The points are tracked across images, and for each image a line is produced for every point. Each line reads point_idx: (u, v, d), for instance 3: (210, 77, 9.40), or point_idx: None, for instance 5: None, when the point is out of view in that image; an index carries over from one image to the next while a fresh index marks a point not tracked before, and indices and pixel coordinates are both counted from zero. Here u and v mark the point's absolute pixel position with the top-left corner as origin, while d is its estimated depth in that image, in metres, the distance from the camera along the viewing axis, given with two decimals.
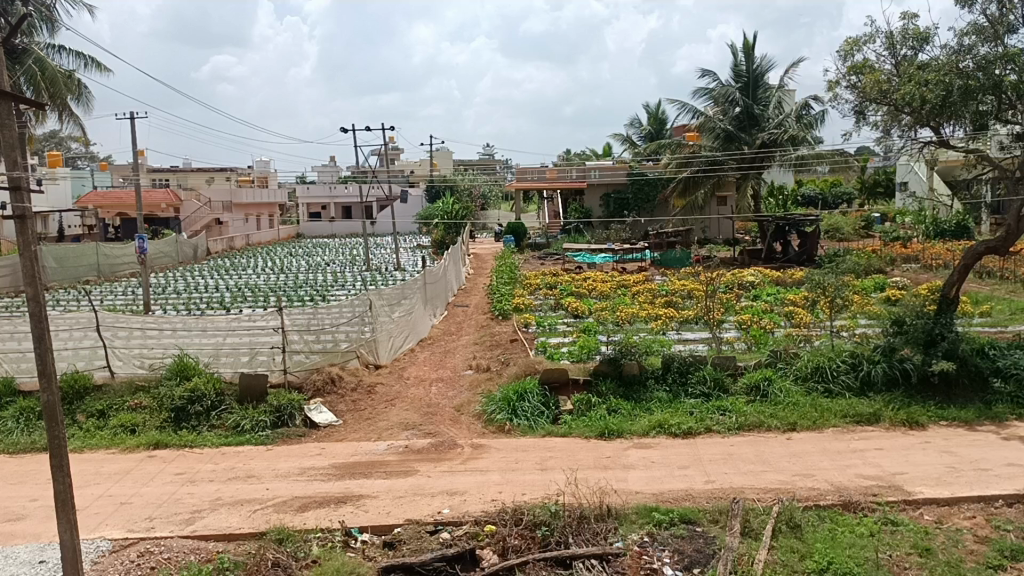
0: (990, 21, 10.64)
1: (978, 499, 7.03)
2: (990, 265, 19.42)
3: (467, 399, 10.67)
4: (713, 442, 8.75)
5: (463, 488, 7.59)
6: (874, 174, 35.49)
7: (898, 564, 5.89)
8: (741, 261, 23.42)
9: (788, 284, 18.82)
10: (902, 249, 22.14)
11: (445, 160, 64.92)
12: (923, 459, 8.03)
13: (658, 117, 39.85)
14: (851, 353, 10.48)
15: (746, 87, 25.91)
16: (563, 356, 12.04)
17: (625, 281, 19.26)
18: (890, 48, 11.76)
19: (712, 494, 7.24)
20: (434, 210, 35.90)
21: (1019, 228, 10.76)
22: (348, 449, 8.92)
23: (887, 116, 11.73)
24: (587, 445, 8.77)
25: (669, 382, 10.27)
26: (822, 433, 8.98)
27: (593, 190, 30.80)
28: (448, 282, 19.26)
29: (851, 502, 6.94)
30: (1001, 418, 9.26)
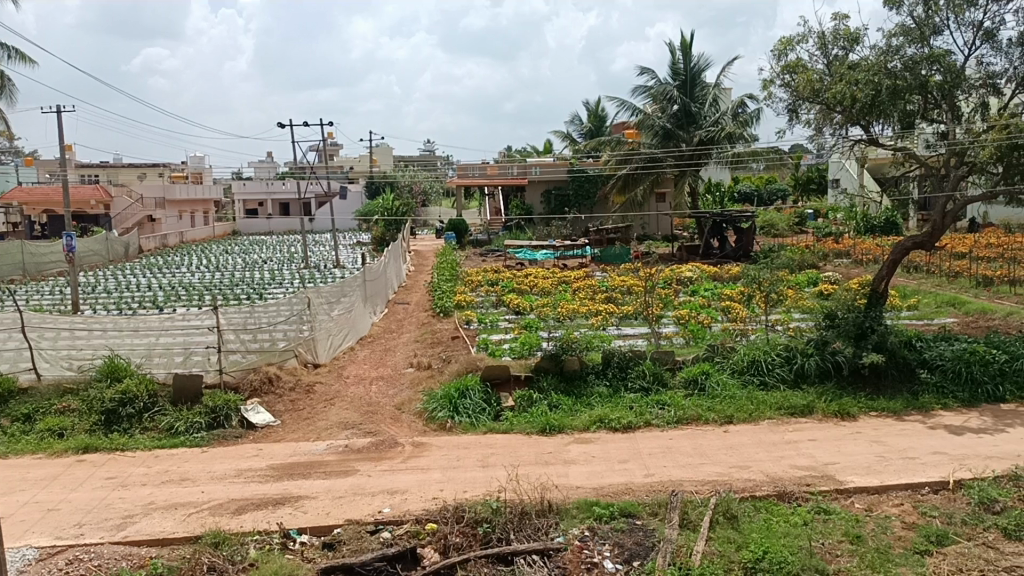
0: (917, 22, 10.98)
1: (907, 486, 7.25)
2: (917, 260, 20.07)
3: (408, 397, 10.59)
4: (652, 436, 8.84)
5: (404, 487, 7.53)
6: (807, 170, 36.25)
7: (830, 551, 6.02)
8: (679, 257, 23.82)
9: (725, 280, 19.16)
10: (834, 245, 22.70)
11: (385, 156, 64.34)
12: (854, 449, 8.23)
13: (597, 115, 40.14)
14: (785, 347, 10.71)
15: (684, 85, 26.20)
16: (504, 353, 12.07)
17: (566, 277, 19.35)
18: (822, 48, 12.02)
19: (652, 488, 7.32)
20: (375, 207, 35.69)
21: (945, 224, 11.08)
22: (286, 450, 8.78)
23: (819, 114, 11.97)
24: (528, 441, 8.78)
25: (610, 377, 10.36)
26: (758, 425, 9.16)
27: (533, 186, 30.88)
28: (388, 280, 19.14)
29: (785, 492, 7.08)
30: (928, 408, 9.56)
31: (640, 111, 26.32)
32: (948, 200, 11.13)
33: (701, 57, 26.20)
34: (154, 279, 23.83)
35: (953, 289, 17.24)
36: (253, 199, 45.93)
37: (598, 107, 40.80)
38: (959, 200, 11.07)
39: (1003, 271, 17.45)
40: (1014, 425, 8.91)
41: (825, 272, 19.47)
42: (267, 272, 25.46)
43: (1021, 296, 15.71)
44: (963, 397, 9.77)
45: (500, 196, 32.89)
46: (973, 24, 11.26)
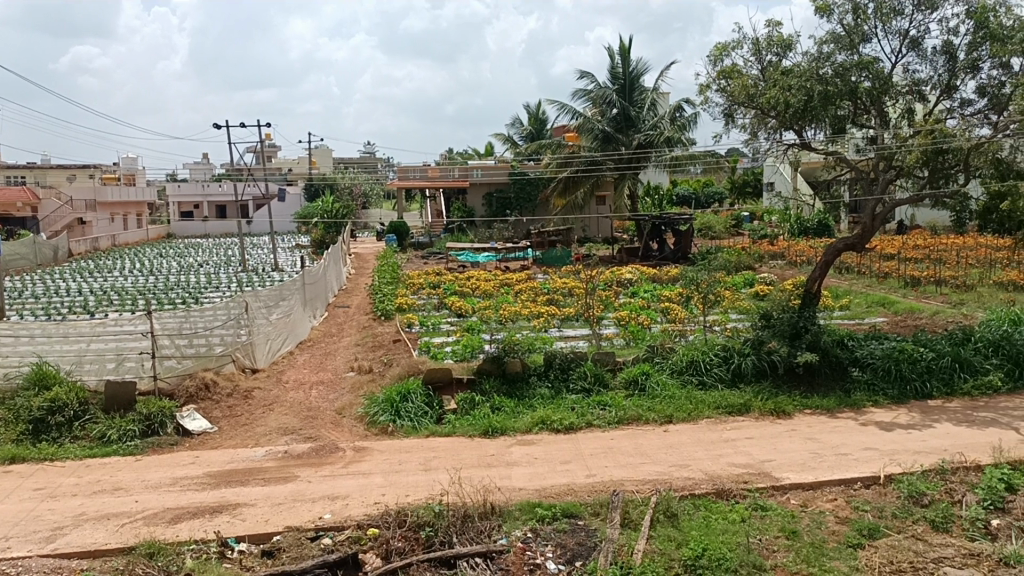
0: (847, 30, 11.30)
1: (840, 482, 7.44)
2: (848, 261, 20.62)
3: (349, 401, 10.49)
4: (594, 436, 8.93)
5: (345, 492, 7.46)
6: (743, 174, 36.97)
7: (767, 547, 6.15)
8: (619, 259, 24.11)
9: (664, 281, 19.42)
10: (769, 247, 23.24)
11: (325, 158, 63.62)
12: (789, 447, 8.42)
13: (538, 118, 40.35)
14: (723, 347, 10.90)
15: (623, 89, 26.51)
16: (446, 356, 12.04)
17: (507, 279, 19.38)
18: (756, 54, 12.29)
19: (593, 488, 7.38)
20: (314, 209, 35.27)
21: (874, 226, 11.41)
22: (224, 456, 8.62)
23: (754, 119, 12.22)
24: (470, 444, 8.77)
25: (551, 378, 10.41)
26: (697, 424, 9.31)
27: (475, 189, 30.87)
28: (328, 283, 18.95)
29: (724, 490, 7.21)
30: (859, 405, 9.83)
31: (581, 115, 26.55)
32: (877, 204, 11.52)
33: (639, 61, 26.52)
34: (85, 284, 23.19)
35: (883, 289, 17.77)
36: (188, 202, 45.02)
37: (538, 110, 41.00)
38: (887, 203, 11.46)
39: (929, 272, 18.05)
40: (940, 420, 9.21)
41: (760, 273, 19.88)
42: (203, 275, 24.97)
43: (946, 296, 16.26)
44: (892, 395, 10.07)
45: (441, 199, 32.83)
46: (900, 33, 11.62)
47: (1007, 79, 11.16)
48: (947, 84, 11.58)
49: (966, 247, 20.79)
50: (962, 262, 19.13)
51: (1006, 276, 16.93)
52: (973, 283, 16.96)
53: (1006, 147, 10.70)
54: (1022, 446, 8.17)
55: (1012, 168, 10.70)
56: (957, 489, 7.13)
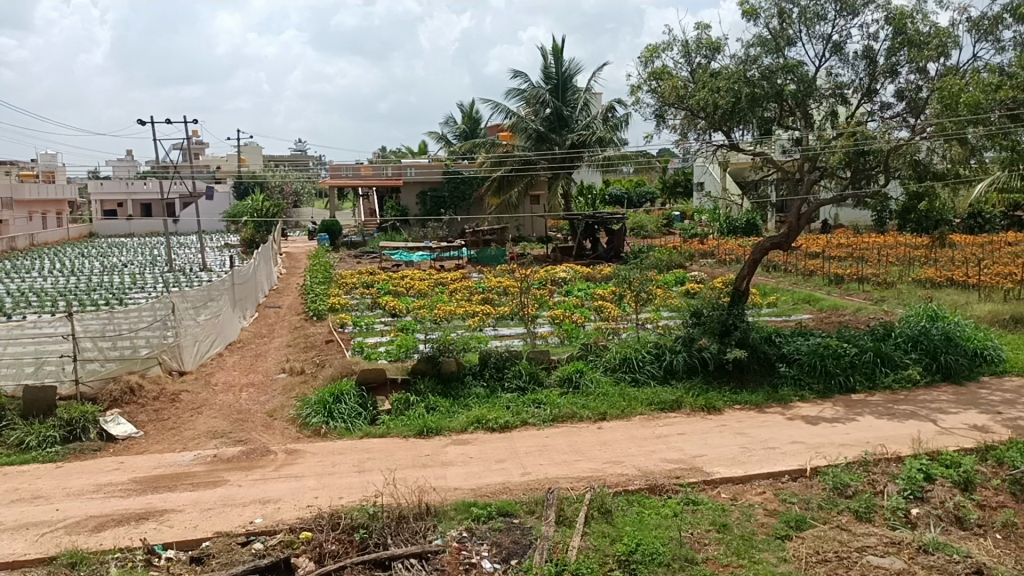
0: (773, 33, 11.56)
1: (768, 475, 7.61)
2: (775, 259, 21.15)
3: (281, 403, 10.30)
4: (529, 435, 8.95)
5: (277, 496, 7.33)
6: (674, 174, 37.55)
7: (699, 541, 6.25)
8: (553, 258, 24.15)
9: (598, 280, 19.60)
10: (699, 245, 23.67)
11: (254, 155, 62.44)
12: (720, 442, 8.59)
13: (472, 117, 40.33)
14: (655, 344, 11.06)
15: (556, 89, 26.64)
16: (380, 356, 11.94)
17: (442, 278, 19.30)
18: (686, 56, 12.48)
19: (529, 486, 7.40)
20: (244, 208, 34.57)
21: (800, 226, 11.71)
22: (150, 461, 8.38)
23: (684, 120, 12.39)
24: (405, 445, 8.71)
25: (487, 378, 10.39)
26: (630, 421, 9.42)
27: (408, 187, 30.67)
28: (259, 282, 18.60)
29: (657, 485, 7.30)
30: (787, 400, 10.07)
31: (514, 114, 26.62)
32: (802, 203, 11.85)
33: (572, 61, 26.72)
34: (0, 284, 22.33)
35: (808, 287, 18.23)
36: (111, 200, 43.71)
37: (472, 109, 40.96)
38: (812, 203, 11.79)
39: (852, 270, 18.61)
40: (863, 414, 9.50)
41: (691, 272, 20.19)
42: (127, 275, 24.26)
43: (867, 293, 16.79)
44: (818, 389, 10.35)
45: (374, 197, 32.55)
46: (823, 37, 11.94)
47: (924, 83, 11.55)
48: (868, 87, 11.91)
49: (887, 245, 21.50)
50: (882, 260, 19.77)
51: (924, 273, 17.56)
52: (892, 280, 17.55)
53: (923, 149, 11.06)
54: (940, 437, 8.48)
55: (929, 170, 11.02)
56: (879, 480, 7.37)
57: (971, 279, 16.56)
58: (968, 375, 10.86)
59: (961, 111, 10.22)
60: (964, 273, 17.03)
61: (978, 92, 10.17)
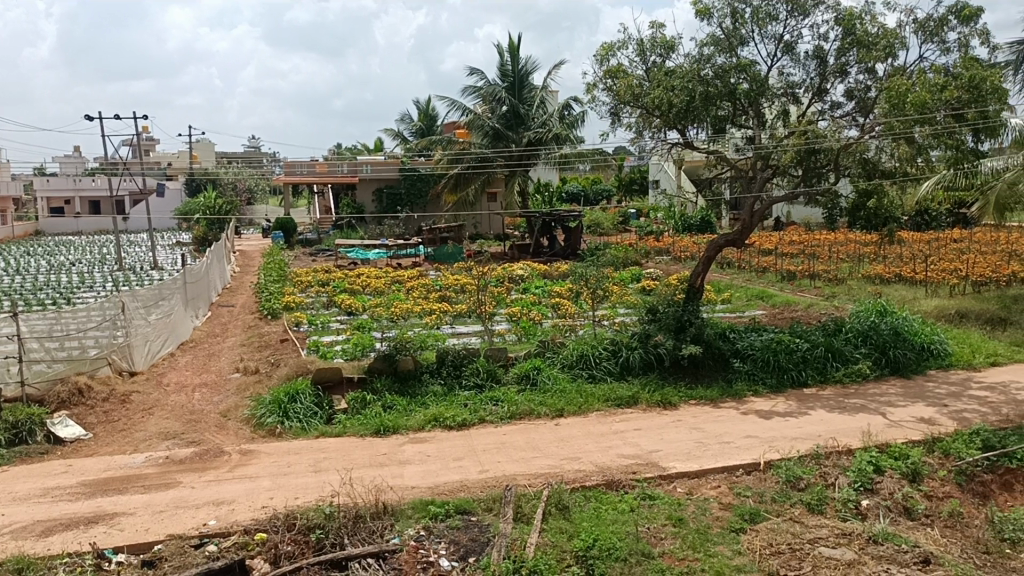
0: (726, 33, 11.70)
1: (723, 469, 7.70)
2: (729, 256, 21.43)
3: (234, 403, 10.16)
4: (486, 432, 8.94)
5: (231, 497, 7.23)
6: (630, 171, 37.86)
7: (655, 535, 6.30)
8: (510, 255, 24.18)
9: (555, 277, 19.65)
10: (655, 243, 23.85)
11: (206, 151, 61.58)
12: (675, 437, 8.67)
13: (428, 114, 40.19)
14: (612, 341, 11.13)
15: (512, 87, 26.64)
16: (336, 354, 11.87)
17: (398, 276, 19.21)
18: (641, 54, 12.57)
19: (486, 483, 7.40)
20: (196, 205, 34.00)
21: (752, 224, 11.86)
22: (100, 464, 8.20)
23: (640, 118, 12.47)
24: (362, 444, 8.66)
25: (444, 376, 10.36)
26: (587, 417, 9.47)
27: (364, 184, 30.43)
28: (211, 281, 18.30)
29: (614, 480, 7.35)
30: (741, 395, 10.21)
31: (470, 111, 26.56)
32: (755, 201, 12.05)
33: (528, 59, 26.76)
34: None
35: (761, 284, 18.48)
36: (58, 197, 42.68)
37: (428, 106, 40.84)
38: (765, 200, 11.99)
39: (804, 266, 18.93)
40: (815, 408, 9.67)
41: (647, 269, 20.35)
42: (75, 274, 23.69)
43: (818, 289, 17.11)
44: (771, 384, 10.50)
45: (329, 194, 32.25)
46: (775, 37, 12.10)
47: (873, 83, 11.76)
48: (819, 87, 12.09)
49: (837, 242, 21.90)
50: (832, 257, 20.14)
51: (873, 270, 17.92)
52: (843, 277, 17.89)
53: (872, 148, 11.29)
54: (888, 430, 8.65)
55: (878, 168, 11.27)
56: (831, 472, 7.50)
57: (918, 275, 16.94)
58: (915, 369, 11.11)
59: (908, 110, 10.44)
60: (911, 269, 17.41)
61: (925, 92, 10.41)
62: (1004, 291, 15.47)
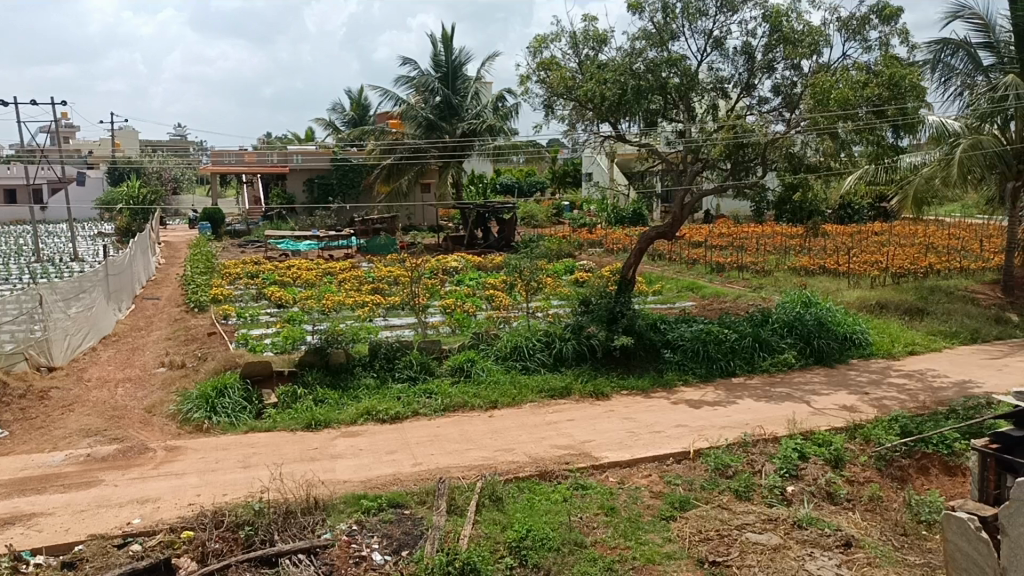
0: (657, 28, 11.79)
1: (654, 458, 7.79)
2: (660, 248, 21.72)
3: (160, 398, 9.87)
4: (419, 425, 8.88)
5: (156, 495, 7.02)
6: (563, 164, 38.09)
7: (588, 524, 6.34)
8: (445, 247, 24.08)
9: (489, 269, 19.65)
10: (588, 235, 24.03)
11: (130, 139, 59.78)
12: (608, 427, 8.74)
13: (360, 104, 39.66)
14: (545, 332, 11.15)
15: (445, 78, 26.48)
16: (266, 348, 11.66)
17: (330, 268, 18.92)
18: (574, 47, 12.60)
19: (419, 476, 7.34)
20: (119, 195, 32.98)
21: (683, 216, 12.01)
22: (16, 463, 7.88)
23: (573, 111, 12.51)
24: (293, 438, 8.51)
25: (376, 368, 10.25)
26: (521, 409, 9.49)
27: (295, 174, 29.90)
28: (134, 273, 17.75)
29: (547, 471, 7.37)
30: (671, 385, 10.36)
31: (403, 101, 26.32)
32: (685, 193, 12.23)
33: (461, 50, 26.67)
34: None
35: (691, 275, 18.74)
36: None
37: (360, 95, 40.30)
38: (694, 193, 12.18)
39: (732, 258, 19.31)
40: (743, 396, 9.86)
41: (580, 260, 20.50)
42: None
43: (747, 280, 17.44)
44: (701, 373, 10.69)
45: (259, 184, 31.62)
46: (705, 33, 12.26)
47: (798, 79, 12.00)
48: (747, 82, 12.27)
49: (765, 235, 22.40)
50: (760, 249, 20.61)
51: (798, 262, 18.38)
52: (770, 268, 18.27)
53: (798, 143, 11.55)
54: (813, 418, 8.88)
55: (803, 162, 11.56)
56: (758, 460, 7.66)
57: (841, 267, 17.44)
58: (838, 357, 11.44)
59: (832, 106, 10.70)
60: (835, 261, 17.89)
61: (848, 88, 10.66)
62: (921, 282, 16.04)
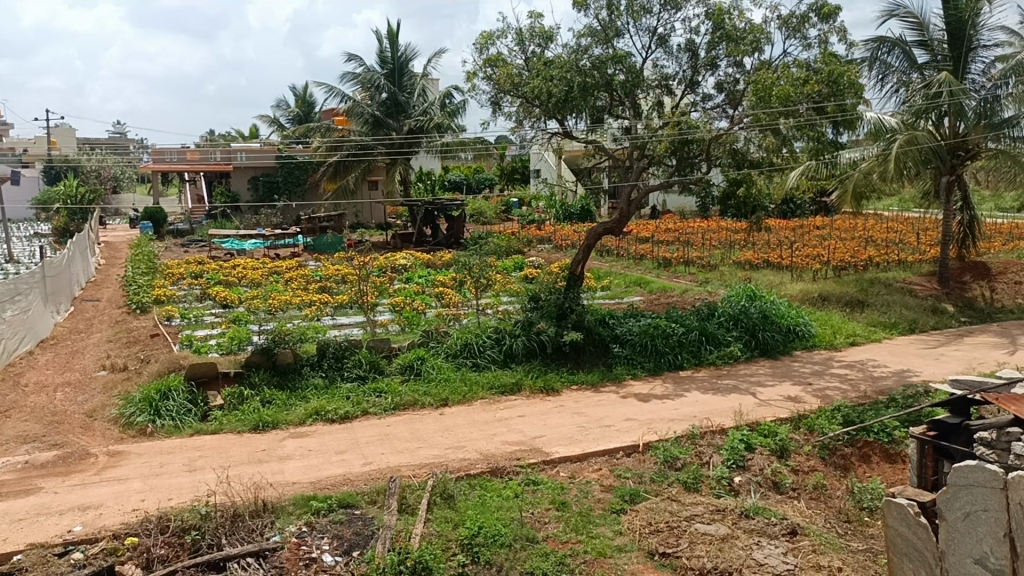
0: (602, 25, 11.86)
1: (604, 452, 7.85)
2: (608, 244, 21.88)
3: (101, 402, 9.63)
4: (369, 425, 8.81)
5: (98, 501, 6.85)
6: (511, 161, 38.17)
7: (540, 520, 6.36)
8: (393, 245, 23.91)
9: (438, 266, 19.56)
10: (537, 231, 24.10)
11: (66, 138, 58.15)
12: (558, 422, 8.79)
13: (306, 101, 39.22)
14: (495, 329, 11.14)
15: (391, 74, 26.34)
16: (211, 349, 11.45)
17: (276, 267, 18.68)
18: (520, 44, 12.61)
19: (369, 476, 7.29)
20: (56, 194, 32.06)
21: (629, 212, 12.11)
22: None
23: (520, 108, 12.54)
24: (240, 440, 8.38)
25: (325, 368, 10.14)
26: (472, 406, 9.48)
27: (239, 172, 29.42)
28: (73, 274, 17.28)
29: (498, 468, 7.38)
30: (620, 379, 10.46)
31: (349, 98, 26.07)
32: (632, 190, 12.31)
33: (407, 47, 26.55)
34: None
35: (639, 271, 18.91)
36: None
37: (305, 92, 39.83)
38: (641, 189, 12.27)
39: (679, 254, 19.54)
40: (690, 389, 9.99)
41: (529, 257, 20.57)
42: None
43: (693, 275, 17.67)
44: (649, 367, 10.80)
45: (202, 182, 31.03)
46: (649, 30, 12.37)
47: (741, 76, 12.18)
48: (691, 79, 12.40)
49: (710, 230, 22.73)
50: (706, 244, 20.91)
51: (743, 256, 18.69)
52: (715, 263, 18.55)
53: (741, 139, 11.78)
54: (758, 409, 9.04)
55: (746, 159, 11.76)
56: (705, 451, 7.77)
57: (785, 261, 17.78)
58: (782, 350, 11.66)
59: (773, 103, 10.88)
60: (778, 255, 18.24)
61: (789, 85, 10.86)
62: (861, 275, 16.42)
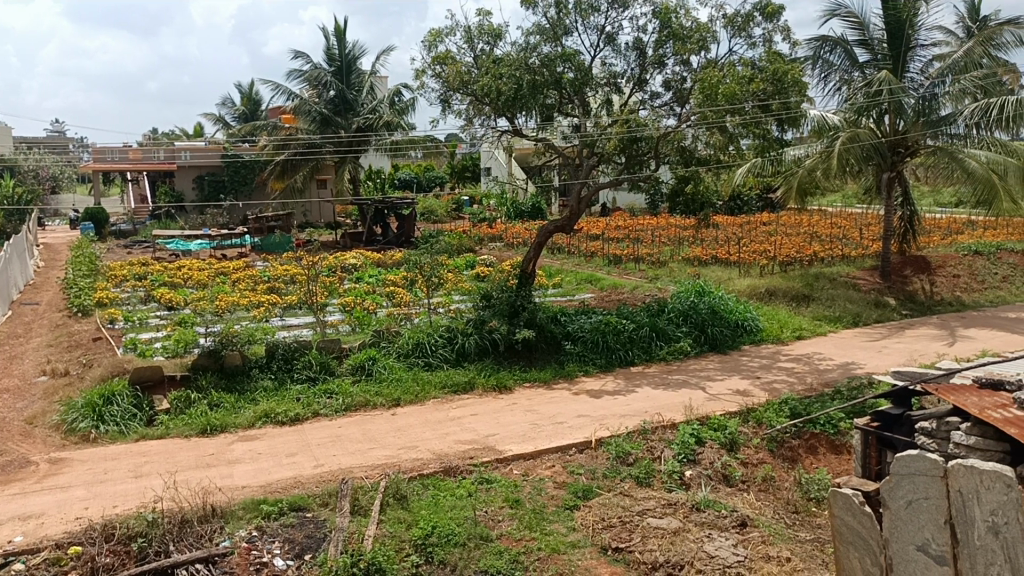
0: (550, 23, 11.87)
1: (557, 449, 7.87)
2: (559, 241, 21.94)
3: (42, 409, 9.35)
4: (320, 426, 8.71)
5: (40, 510, 6.65)
6: (461, 159, 38.19)
7: (493, 518, 6.34)
8: (343, 244, 23.61)
9: (389, 266, 19.43)
10: (488, 230, 24.04)
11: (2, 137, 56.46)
12: (511, 420, 8.78)
13: (252, 99, 38.67)
14: (447, 328, 11.07)
15: (339, 71, 26.10)
16: (156, 352, 11.20)
17: (223, 268, 18.35)
18: (469, 41, 12.57)
19: (321, 478, 7.19)
20: None
21: (580, 210, 12.15)
22: None
23: (470, 106, 12.50)
24: (187, 445, 8.21)
25: (274, 370, 9.99)
26: (424, 405, 9.43)
27: (184, 171, 28.85)
28: (10, 276, 16.74)
29: (451, 467, 7.34)
30: (572, 375, 10.50)
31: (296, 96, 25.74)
32: (582, 187, 12.36)
33: (355, 44, 26.31)
34: None
35: (589, 268, 19.01)
36: None
37: (251, 90, 39.29)
38: (591, 187, 12.34)
39: (628, 251, 19.68)
40: (641, 385, 10.07)
41: (480, 255, 20.53)
42: None
43: (643, 272, 17.82)
44: (601, 364, 10.86)
45: (145, 182, 30.34)
46: (597, 28, 12.42)
47: (688, 74, 12.29)
48: (639, 77, 12.48)
49: (659, 227, 22.97)
50: (655, 241, 21.10)
51: (692, 253, 18.89)
52: (665, 259, 18.73)
53: (688, 137, 11.90)
54: (708, 403, 9.14)
55: (694, 156, 11.91)
56: (657, 446, 7.82)
57: (732, 257, 18.00)
58: (731, 344, 11.82)
59: (719, 101, 10.98)
60: (726, 252, 18.47)
61: (734, 83, 10.98)
62: (807, 270, 16.71)
